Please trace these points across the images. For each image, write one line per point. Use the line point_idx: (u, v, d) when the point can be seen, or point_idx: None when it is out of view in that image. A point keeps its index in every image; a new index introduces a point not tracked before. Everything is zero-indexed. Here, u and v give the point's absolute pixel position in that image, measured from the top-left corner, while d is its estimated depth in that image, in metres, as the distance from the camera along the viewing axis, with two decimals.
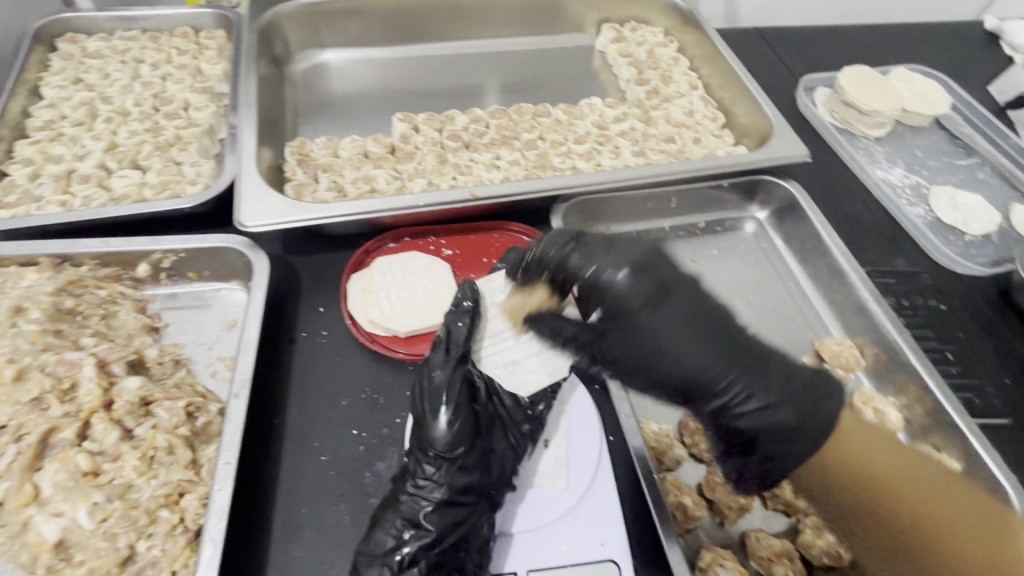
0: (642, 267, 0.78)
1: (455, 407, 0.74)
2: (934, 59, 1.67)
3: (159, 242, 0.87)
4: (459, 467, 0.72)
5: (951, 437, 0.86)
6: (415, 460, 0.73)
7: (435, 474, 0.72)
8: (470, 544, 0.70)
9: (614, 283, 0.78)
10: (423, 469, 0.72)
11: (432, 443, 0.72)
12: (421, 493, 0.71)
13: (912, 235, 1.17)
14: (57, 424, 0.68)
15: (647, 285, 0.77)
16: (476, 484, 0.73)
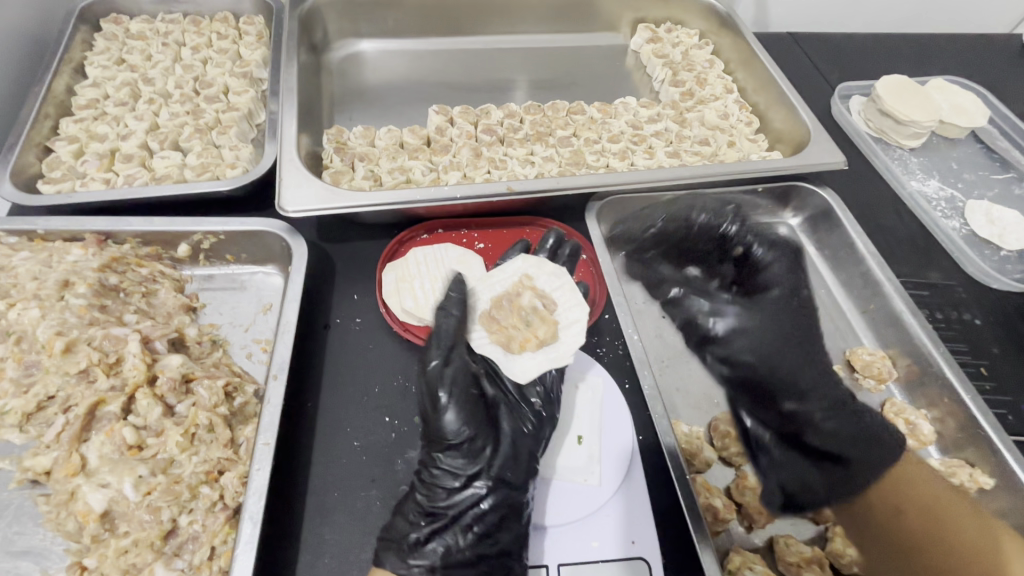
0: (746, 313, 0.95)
1: (453, 394, 0.74)
2: (971, 71, 1.64)
3: (200, 223, 0.89)
4: (468, 453, 0.75)
5: (986, 453, 0.85)
6: (427, 447, 0.76)
7: (445, 459, 0.74)
8: (485, 524, 0.72)
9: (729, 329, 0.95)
10: (433, 458, 0.75)
11: (440, 430, 0.74)
12: (436, 480, 0.73)
13: (946, 247, 1.16)
14: (104, 398, 0.70)
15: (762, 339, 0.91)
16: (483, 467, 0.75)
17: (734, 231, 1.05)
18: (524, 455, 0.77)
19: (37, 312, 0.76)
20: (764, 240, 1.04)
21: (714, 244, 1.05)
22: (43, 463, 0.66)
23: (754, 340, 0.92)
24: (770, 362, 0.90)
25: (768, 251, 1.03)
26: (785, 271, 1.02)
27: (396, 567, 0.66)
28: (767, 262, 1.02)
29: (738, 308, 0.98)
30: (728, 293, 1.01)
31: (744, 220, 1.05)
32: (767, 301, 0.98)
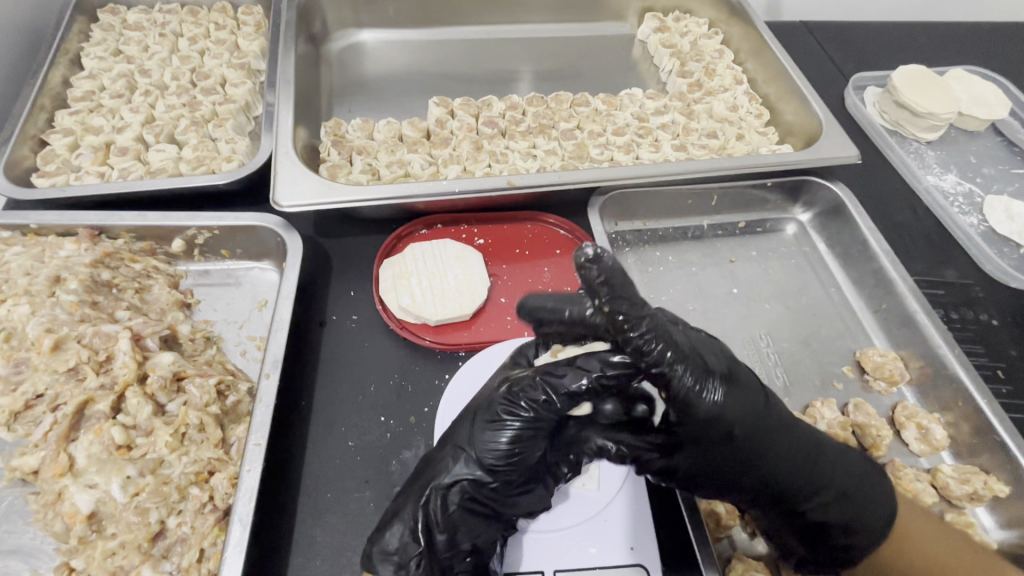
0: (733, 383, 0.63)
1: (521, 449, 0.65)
2: (992, 60, 1.59)
3: (194, 217, 0.87)
4: (511, 492, 0.67)
5: (1001, 460, 0.82)
6: (446, 452, 0.68)
7: (484, 491, 0.66)
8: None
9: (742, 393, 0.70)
10: (449, 464, 0.67)
11: (499, 458, 0.65)
12: (459, 501, 0.66)
13: (964, 245, 1.12)
14: (93, 396, 0.69)
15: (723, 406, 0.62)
16: (514, 513, 0.69)
17: (601, 300, 0.61)
18: (511, 484, 0.67)
19: (27, 308, 0.75)
20: (670, 345, 0.60)
21: (652, 347, 0.59)
22: (31, 463, 0.65)
23: (790, 458, 0.65)
24: (743, 432, 0.63)
25: (722, 391, 0.61)
26: (720, 392, 0.61)
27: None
28: (698, 401, 0.60)
29: (721, 417, 0.61)
30: (715, 388, 0.61)
31: (648, 315, 0.60)
32: (711, 413, 0.61)
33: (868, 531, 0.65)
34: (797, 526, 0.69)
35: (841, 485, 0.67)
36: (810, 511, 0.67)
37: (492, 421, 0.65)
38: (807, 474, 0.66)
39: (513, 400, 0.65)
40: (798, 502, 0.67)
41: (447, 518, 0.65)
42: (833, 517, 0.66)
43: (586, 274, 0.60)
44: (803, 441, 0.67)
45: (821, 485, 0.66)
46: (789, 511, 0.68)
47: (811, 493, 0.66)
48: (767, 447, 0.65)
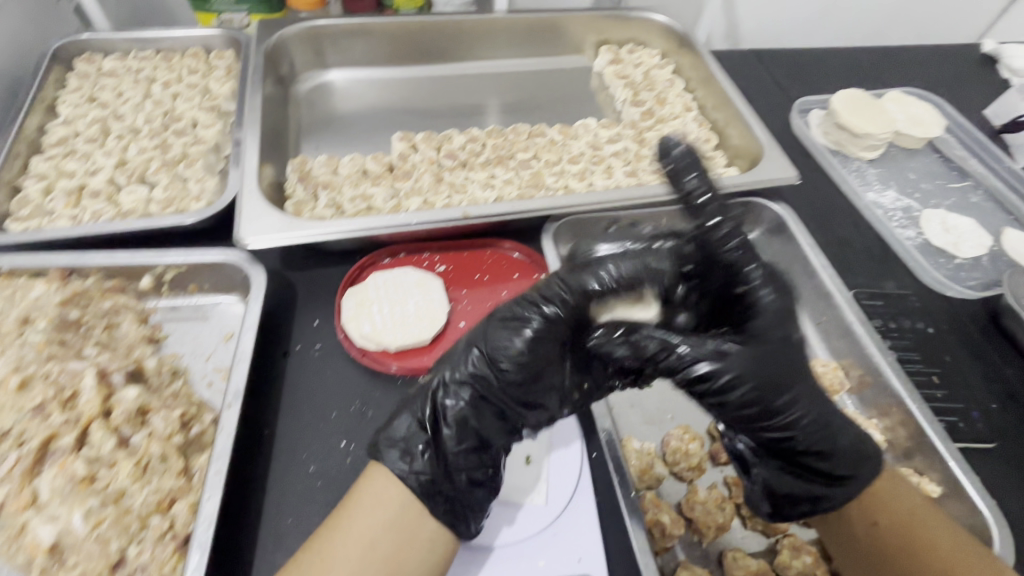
0: (789, 298, 0.71)
1: (529, 357, 0.69)
2: (931, 82, 1.69)
3: (163, 256, 0.91)
4: (521, 399, 0.71)
5: (933, 462, 0.87)
6: (461, 349, 0.73)
7: (493, 392, 0.70)
8: (473, 475, 0.70)
9: (767, 304, 0.69)
10: (461, 365, 0.71)
11: (511, 358, 0.69)
12: (472, 400, 0.70)
13: (902, 258, 1.19)
14: (57, 432, 0.71)
15: (784, 314, 0.69)
16: (523, 423, 0.73)
17: (692, 187, 0.77)
18: (515, 392, 0.70)
19: None
20: (750, 245, 0.72)
21: (734, 241, 0.71)
22: None
23: (812, 392, 0.70)
24: (799, 344, 0.70)
25: (776, 293, 0.70)
26: (779, 296, 0.70)
27: (395, 468, 0.67)
28: (762, 300, 0.69)
29: (783, 321, 0.69)
30: (772, 292, 0.70)
31: (729, 208, 0.75)
32: (767, 312, 0.69)
33: (866, 473, 0.73)
34: (795, 465, 0.74)
35: (845, 430, 0.72)
36: (815, 449, 0.71)
37: (510, 325, 0.71)
38: (833, 416, 0.72)
39: (529, 305, 0.72)
40: (807, 439, 0.70)
41: (458, 412, 0.69)
42: (834, 456, 0.72)
43: (670, 159, 0.81)
44: (820, 386, 0.72)
45: (832, 431, 0.71)
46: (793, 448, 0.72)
47: (819, 435, 0.70)
48: (800, 371, 0.69)
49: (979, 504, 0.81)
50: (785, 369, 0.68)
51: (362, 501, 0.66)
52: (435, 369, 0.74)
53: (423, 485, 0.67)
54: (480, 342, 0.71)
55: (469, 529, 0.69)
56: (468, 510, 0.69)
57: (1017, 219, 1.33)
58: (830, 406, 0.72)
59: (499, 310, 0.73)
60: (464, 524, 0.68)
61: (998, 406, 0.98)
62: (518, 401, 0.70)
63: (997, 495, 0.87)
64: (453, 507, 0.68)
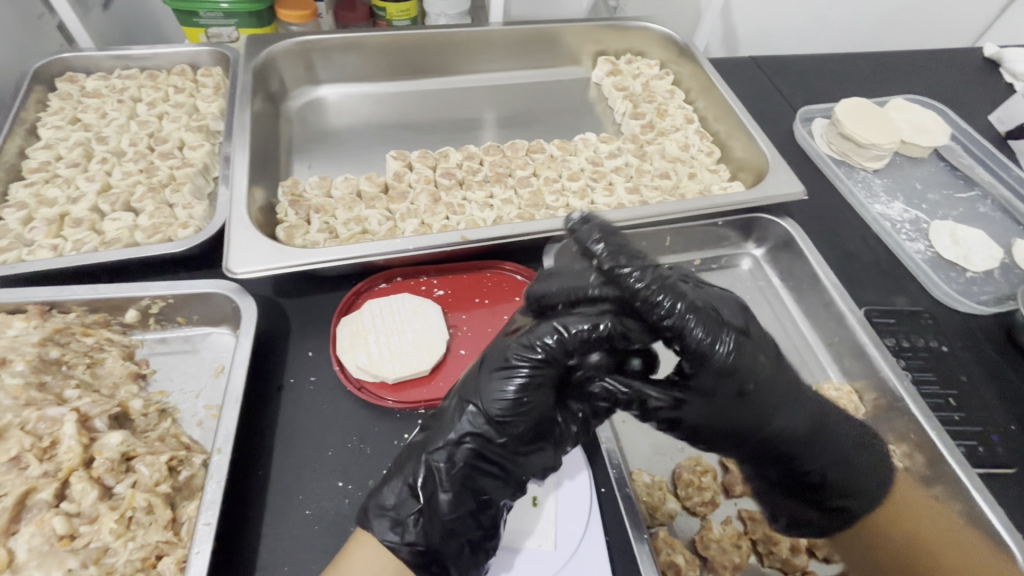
0: (741, 347, 0.64)
1: (523, 413, 0.66)
2: (933, 88, 1.66)
3: (148, 288, 0.87)
4: (520, 450, 0.69)
5: (954, 491, 0.83)
6: (456, 406, 0.70)
7: (489, 450, 0.68)
8: (472, 536, 0.68)
9: (714, 358, 0.63)
10: (456, 423, 0.69)
11: (503, 413, 0.66)
12: (466, 462, 0.68)
13: (912, 272, 1.16)
14: (35, 485, 0.67)
15: (724, 368, 0.64)
16: (523, 475, 0.70)
17: (601, 257, 0.64)
18: (513, 447, 0.68)
19: None
20: (684, 300, 0.62)
21: (662, 301, 0.61)
22: None
23: (794, 419, 0.70)
24: (758, 392, 0.67)
25: (724, 345, 0.63)
26: (732, 345, 0.64)
27: (386, 539, 0.66)
28: (712, 355, 0.63)
29: (735, 370, 0.64)
30: (726, 340, 0.63)
31: (647, 264, 0.63)
32: (718, 366, 0.63)
33: (861, 499, 0.76)
34: (790, 489, 0.78)
35: (840, 453, 0.75)
36: (808, 474, 0.75)
37: (499, 378, 0.66)
38: (824, 444, 0.74)
39: (524, 349, 0.66)
40: (800, 463, 0.74)
41: (452, 475, 0.67)
42: (824, 479, 0.75)
43: (582, 239, 0.66)
44: (813, 415, 0.73)
45: (827, 454, 0.74)
46: (784, 471, 0.77)
47: (810, 460, 0.74)
48: (772, 409, 0.69)
49: (1005, 538, 0.77)
50: (732, 416, 0.69)
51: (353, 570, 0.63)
52: (428, 429, 0.72)
53: (418, 553, 0.66)
54: (472, 397, 0.68)
55: None
56: (468, 571, 0.68)
57: None
58: (829, 430, 0.74)
59: (490, 356, 0.69)
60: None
61: (1018, 428, 0.95)
62: (519, 456, 0.69)
63: (1020, 524, 0.84)
64: (452, 571, 0.67)
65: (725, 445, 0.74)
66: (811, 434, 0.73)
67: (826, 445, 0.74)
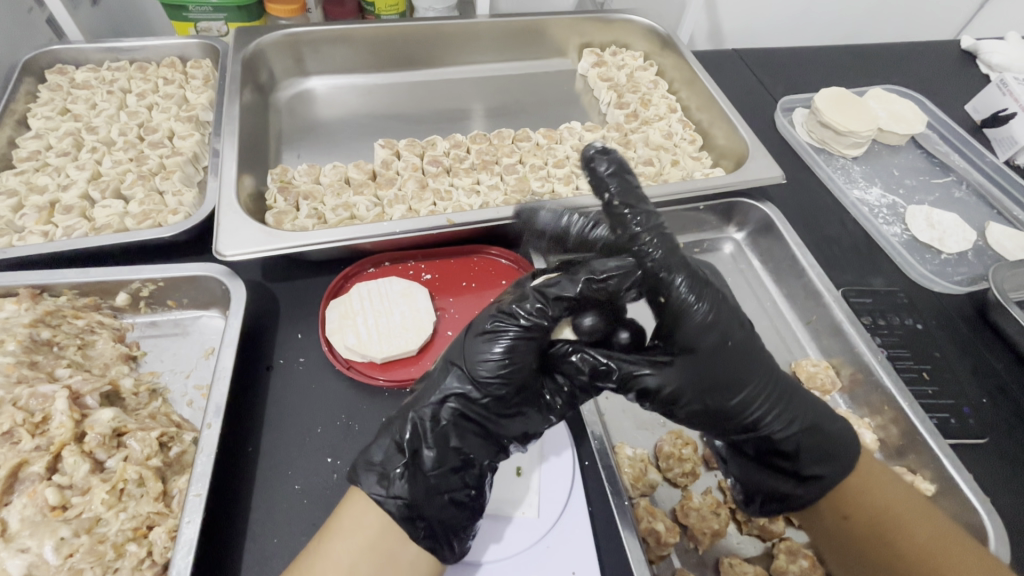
0: (719, 305, 0.68)
1: (511, 370, 0.68)
2: (912, 78, 1.70)
3: (138, 271, 0.88)
4: (502, 412, 0.70)
5: (926, 459, 0.86)
6: (444, 366, 0.71)
7: (474, 408, 0.69)
8: (456, 495, 0.68)
9: (695, 314, 0.67)
10: (444, 380, 0.70)
11: (488, 372, 0.68)
12: (451, 419, 0.69)
13: (888, 254, 1.19)
14: (27, 458, 0.69)
15: (714, 330, 0.68)
16: (506, 436, 0.71)
17: (612, 194, 0.69)
18: (499, 407, 0.70)
19: None
20: (671, 252, 0.67)
21: (652, 250, 0.67)
22: None
23: (769, 382, 0.71)
24: (736, 350, 0.69)
25: (704, 302, 0.67)
26: (711, 302, 0.68)
27: (372, 492, 0.65)
28: (690, 310, 0.67)
29: (713, 325, 0.68)
30: (705, 299, 0.67)
31: (649, 212, 0.68)
32: (698, 319, 0.67)
33: (836, 466, 0.72)
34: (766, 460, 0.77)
35: (809, 423, 0.73)
36: (780, 443, 0.73)
37: (488, 337, 0.69)
38: (794, 417, 0.73)
39: (505, 315, 0.69)
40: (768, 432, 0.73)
41: (438, 432, 0.68)
42: (795, 449, 0.73)
43: (594, 168, 0.69)
44: (785, 383, 0.73)
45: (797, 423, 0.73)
46: (759, 443, 0.76)
47: (785, 428, 0.72)
48: (750, 369, 0.70)
49: (973, 502, 0.80)
50: (712, 376, 0.69)
51: (345, 530, 0.64)
52: (416, 390, 0.73)
53: (402, 509, 0.64)
54: (458, 358, 0.70)
55: (453, 552, 0.68)
56: (451, 531, 0.67)
57: (1000, 213, 1.34)
58: (806, 396, 0.75)
59: (478, 322, 0.71)
60: (447, 547, 0.67)
61: (989, 401, 0.98)
62: (505, 416, 0.71)
63: (989, 491, 0.87)
64: (435, 531, 0.66)
65: (696, 421, 0.73)
66: (786, 402, 0.72)
67: (808, 419, 0.73)
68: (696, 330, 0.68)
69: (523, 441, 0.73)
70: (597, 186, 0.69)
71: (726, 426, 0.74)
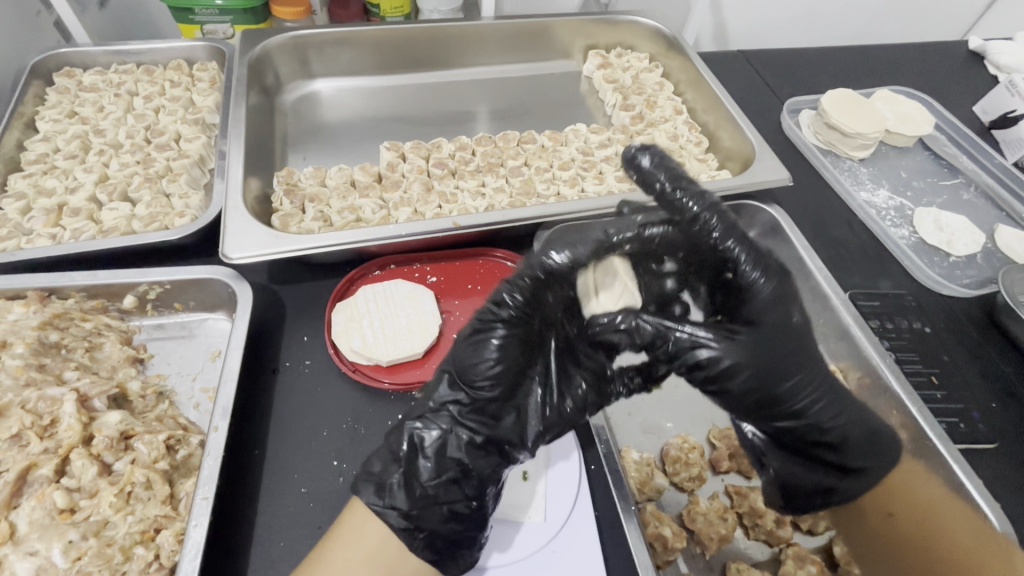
0: (783, 292, 0.76)
1: (502, 371, 0.70)
2: (920, 80, 1.69)
3: (145, 274, 0.88)
4: (496, 414, 0.71)
5: (935, 466, 0.84)
6: (438, 378, 0.74)
7: (471, 413, 0.70)
8: (455, 505, 0.67)
9: (760, 289, 0.75)
10: (439, 394, 0.72)
11: (481, 375, 0.69)
12: (448, 425, 0.70)
13: (896, 257, 1.18)
14: (36, 461, 0.69)
15: (778, 314, 0.75)
16: (506, 442, 0.71)
17: (661, 187, 0.78)
18: (496, 412, 0.71)
19: None
20: (736, 234, 0.76)
21: (715, 225, 0.76)
22: None
23: (817, 368, 0.77)
24: (790, 332, 0.76)
25: (769, 281, 0.75)
26: (774, 283, 0.76)
27: (370, 503, 0.66)
28: (757, 288, 0.75)
29: (774, 306, 0.75)
30: (768, 280, 0.75)
31: (702, 195, 0.77)
32: (761, 297, 0.75)
33: (881, 461, 0.79)
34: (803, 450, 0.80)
35: (853, 417, 0.79)
36: (828, 431, 0.78)
37: (474, 341, 0.71)
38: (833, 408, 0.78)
39: (488, 315, 0.70)
40: (821, 419, 0.77)
41: (434, 440, 0.69)
42: (841, 438, 0.77)
43: (637, 164, 0.79)
44: (831, 380, 0.80)
45: (841, 415, 0.78)
46: (804, 431, 0.78)
47: (832, 418, 0.77)
48: (805, 357, 0.76)
49: (983, 508, 0.77)
50: (776, 355, 0.74)
51: (355, 535, 0.64)
52: (416, 404, 0.75)
53: (406, 522, 0.65)
54: (450, 366, 0.73)
55: (455, 564, 0.68)
56: (453, 543, 0.67)
57: (1010, 215, 1.32)
58: (863, 406, 0.81)
59: (463, 330, 0.73)
60: (450, 560, 0.67)
61: (999, 406, 0.97)
62: (501, 419, 0.71)
63: (999, 497, 0.87)
64: (434, 541, 0.66)
65: (744, 406, 0.75)
66: (835, 393, 0.79)
67: (857, 419, 0.78)
68: (765, 306, 0.75)
69: (527, 447, 0.72)
70: (644, 181, 0.78)
71: (777, 411, 0.76)
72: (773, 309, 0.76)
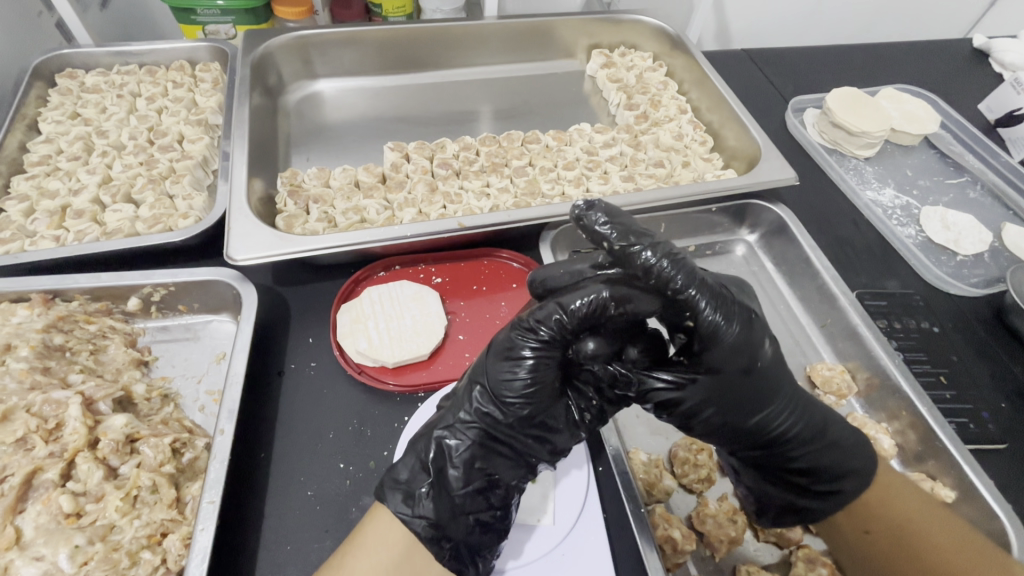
0: (748, 329, 0.67)
1: (535, 389, 0.68)
2: (924, 78, 1.68)
3: (149, 276, 0.88)
4: (525, 431, 0.69)
5: (947, 467, 0.85)
6: (469, 386, 0.71)
7: (498, 429, 0.69)
8: (481, 515, 0.67)
9: (722, 339, 0.65)
10: (468, 404, 0.70)
11: (513, 393, 0.67)
12: (475, 439, 0.68)
13: (904, 256, 1.18)
14: (41, 465, 0.69)
15: (742, 356, 0.66)
16: (531, 455, 0.70)
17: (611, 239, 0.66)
18: (524, 430, 0.69)
19: None
20: (694, 278, 0.64)
21: (674, 274, 0.63)
22: None
23: (788, 398, 0.71)
24: (762, 364, 0.68)
25: (732, 324, 0.65)
26: (737, 322, 0.66)
27: (397, 511, 0.65)
28: (719, 334, 0.65)
29: (742, 347, 0.66)
30: (734, 322, 0.65)
31: (657, 242, 0.65)
32: (725, 342, 0.65)
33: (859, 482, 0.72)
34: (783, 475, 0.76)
35: (831, 440, 0.73)
36: (797, 460, 0.73)
37: (508, 354, 0.68)
38: (809, 439, 0.72)
39: (526, 332, 0.67)
40: (786, 450, 0.73)
41: (462, 452, 0.67)
42: (814, 466, 0.73)
43: (588, 221, 0.67)
44: (812, 413, 0.72)
45: (813, 438, 0.72)
46: (776, 456, 0.74)
47: (804, 443, 0.72)
48: (773, 387, 0.70)
49: (996, 509, 0.78)
50: (734, 395, 0.68)
51: (364, 538, 0.64)
52: (443, 409, 0.73)
53: (427, 531, 0.64)
54: (482, 377, 0.70)
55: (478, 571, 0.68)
56: (474, 551, 0.66)
57: (1016, 213, 1.32)
58: (839, 426, 0.74)
59: (505, 334, 0.70)
60: (472, 566, 0.66)
61: (1009, 406, 0.96)
62: (530, 435, 0.70)
63: (1010, 497, 0.86)
64: (460, 551, 0.65)
65: (714, 436, 0.73)
66: (811, 427, 0.72)
67: (833, 444, 0.73)
68: (734, 348, 0.66)
69: (551, 461, 0.72)
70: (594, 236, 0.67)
71: (741, 442, 0.73)
72: (739, 352, 0.66)
